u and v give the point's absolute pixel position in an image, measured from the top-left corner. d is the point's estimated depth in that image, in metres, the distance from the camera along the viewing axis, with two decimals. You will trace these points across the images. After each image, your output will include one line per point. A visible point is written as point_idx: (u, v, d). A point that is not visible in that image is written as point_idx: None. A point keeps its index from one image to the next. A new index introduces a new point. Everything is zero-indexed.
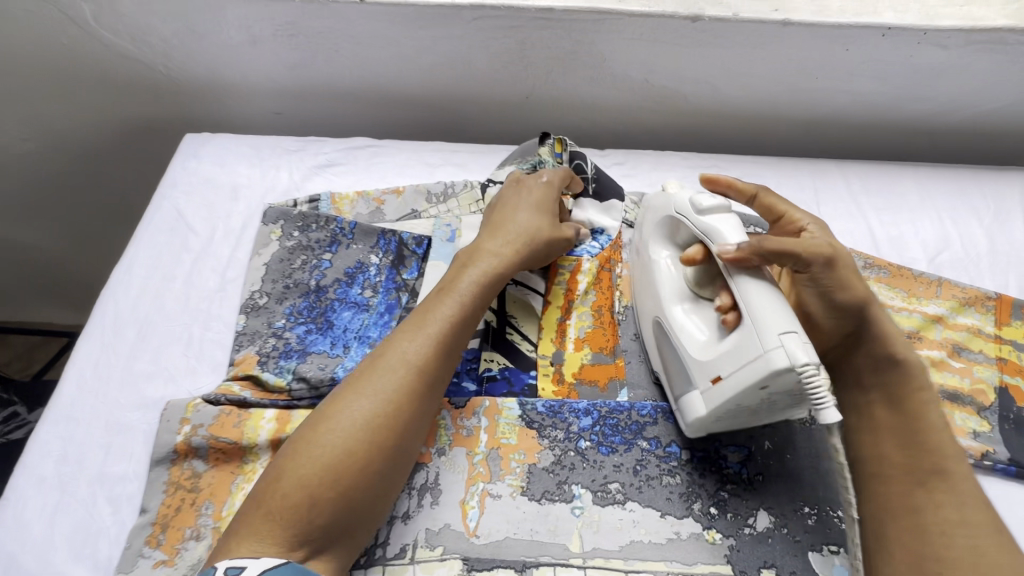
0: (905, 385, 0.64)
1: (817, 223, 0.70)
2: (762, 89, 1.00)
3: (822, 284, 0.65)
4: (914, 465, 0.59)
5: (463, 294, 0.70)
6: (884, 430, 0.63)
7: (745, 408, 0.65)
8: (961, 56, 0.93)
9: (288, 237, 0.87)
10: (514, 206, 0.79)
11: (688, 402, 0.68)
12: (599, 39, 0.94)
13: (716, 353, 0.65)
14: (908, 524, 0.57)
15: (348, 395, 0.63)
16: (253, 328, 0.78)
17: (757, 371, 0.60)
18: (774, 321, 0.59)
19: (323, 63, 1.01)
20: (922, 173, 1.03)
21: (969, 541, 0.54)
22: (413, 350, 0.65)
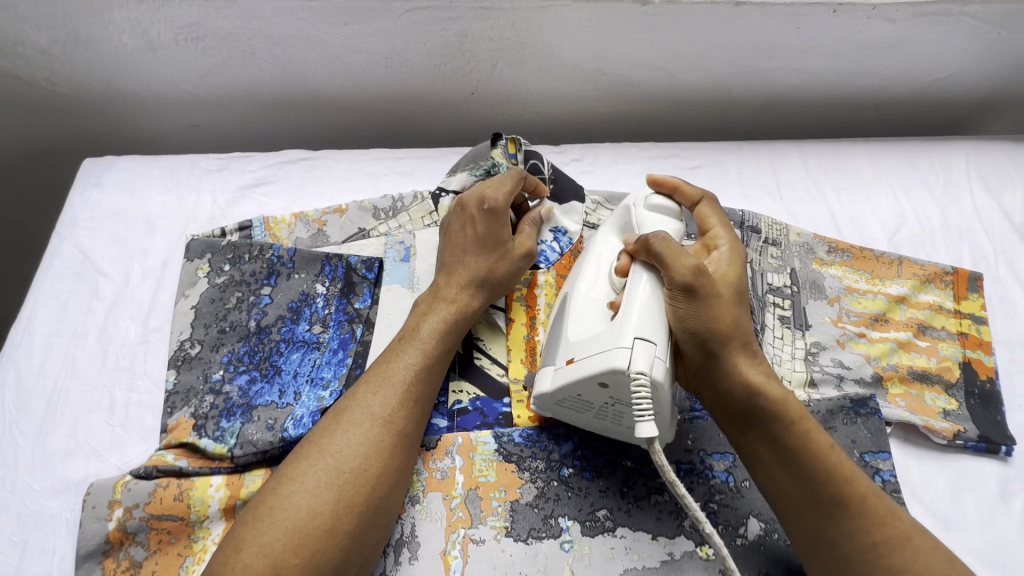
0: (779, 419, 0.60)
1: (733, 248, 0.68)
2: (715, 72, 0.96)
3: (687, 309, 0.61)
4: (812, 498, 0.58)
5: (427, 342, 0.66)
6: (773, 465, 0.60)
7: (586, 401, 0.63)
8: (908, 29, 0.91)
9: (218, 273, 0.77)
10: (461, 245, 0.72)
11: (542, 377, 0.66)
12: (543, 28, 0.87)
13: (583, 336, 0.63)
14: (830, 557, 0.57)
15: (311, 454, 0.59)
16: (187, 384, 0.70)
17: (600, 365, 0.59)
18: (639, 325, 0.59)
19: (238, 68, 0.90)
20: (875, 149, 1.02)
21: (885, 563, 0.55)
22: (378, 403, 0.62)
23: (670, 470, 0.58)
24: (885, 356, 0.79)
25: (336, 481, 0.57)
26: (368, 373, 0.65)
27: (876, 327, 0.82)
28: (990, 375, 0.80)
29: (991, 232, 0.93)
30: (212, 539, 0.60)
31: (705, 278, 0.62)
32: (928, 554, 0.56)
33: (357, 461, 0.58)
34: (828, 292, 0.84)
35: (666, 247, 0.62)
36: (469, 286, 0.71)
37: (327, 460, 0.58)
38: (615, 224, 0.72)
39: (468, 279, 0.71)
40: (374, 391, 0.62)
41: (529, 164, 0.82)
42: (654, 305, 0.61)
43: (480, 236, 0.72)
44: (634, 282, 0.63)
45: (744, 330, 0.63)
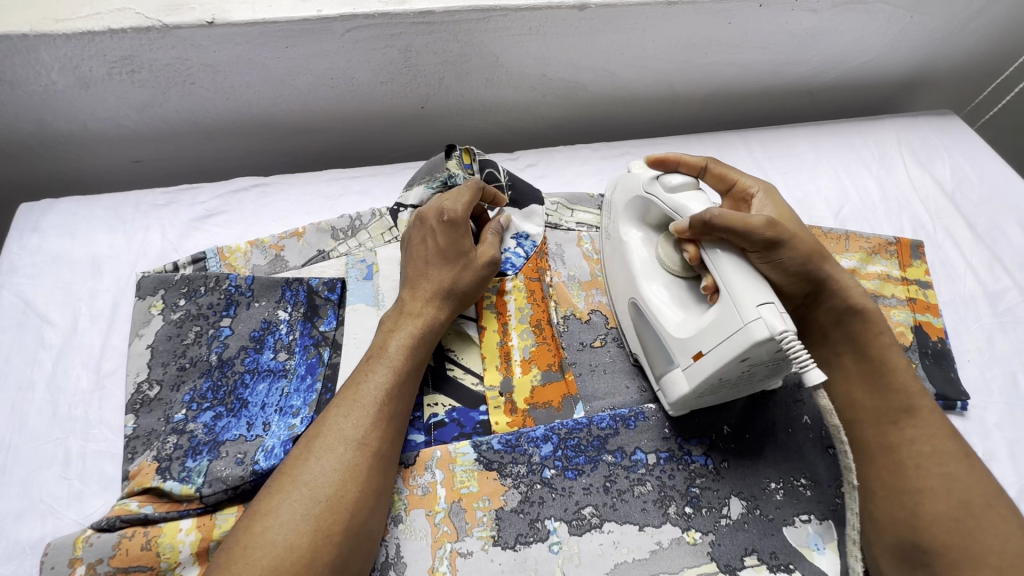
0: (865, 329, 0.66)
1: (766, 188, 0.73)
2: (656, 70, 0.99)
3: (779, 255, 0.62)
4: (887, 408, 0.64)
5: (394, 359, 0.66)
6: (857, 379, 0.66)
7: (726, 381, 0.62)
8: (831, 18, 0.96)
9: (173, 308, 0.74)
10: (423, 259, 0.72)
11: (673, 381, 0.66)
12: (486, 39, 0.88)
13: (698, 329, 0.63)
14: (888, 463, 0.62)
15: (285, 485, 0.57)
16: (148, 428, 0.67)
17: (737, 345, 0.57)
18: (753, 294, 0.58)
19: (178, 99, 0.88)
20: (812, 132, 1.07)
21: (939, 470, 0.60)
22: (350, 426, 0.60)
23: (832, 414, 0.60)
24: None
25: (314, 511, 0.56)
26: (337, 397, 0.63)
27: None
28: (940, 335, 0.84)
29: (927, 201, 0.99)
30: None
31: (782, 228, 0.61)
32: (978, 474, 0.60)
33: (334, 487, 0.57)
34: None
35: (732, 220, 0.60)
36: (434, 298, 0.70)
37: (303, 489, 0.57)
38: (635, 216, 0.74)
39: (433, 292, 0.70)
40: (344, 415, 0.61)
41: (486, 173, 0.82)
42: (752, 275, 0.60)
43: (440, 247, 0.72)
44: (714, 265, 0.62)
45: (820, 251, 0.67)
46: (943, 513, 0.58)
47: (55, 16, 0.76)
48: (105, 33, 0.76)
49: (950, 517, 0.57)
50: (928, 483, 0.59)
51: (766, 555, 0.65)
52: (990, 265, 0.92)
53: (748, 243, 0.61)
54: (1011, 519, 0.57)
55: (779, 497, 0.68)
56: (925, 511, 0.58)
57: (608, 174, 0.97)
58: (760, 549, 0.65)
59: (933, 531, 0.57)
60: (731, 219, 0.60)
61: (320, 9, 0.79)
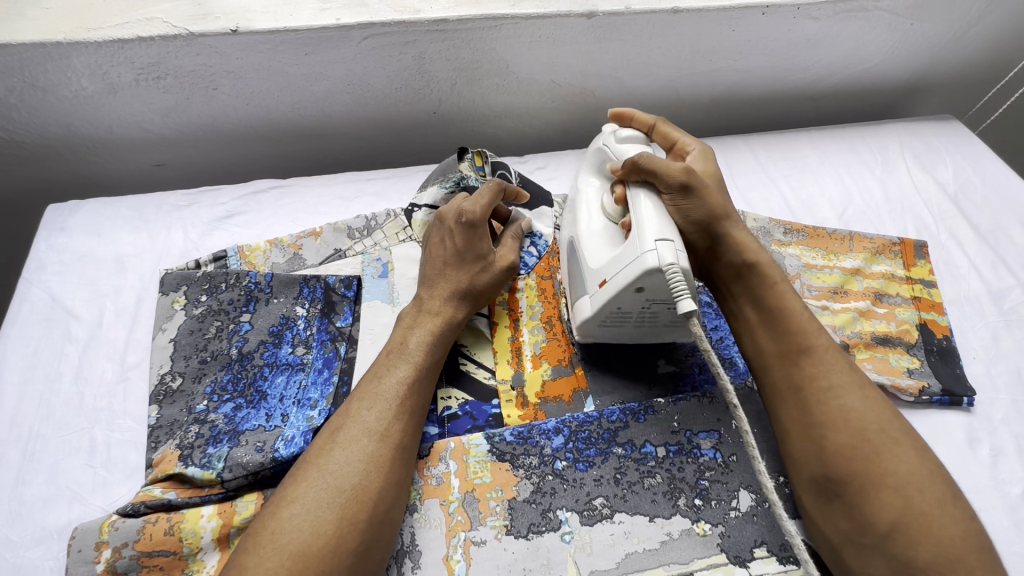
0: (765, 278, 0.68)
1: (703, 150, 0.75)
2: (662, 76, 1.02)
3: (687, 203, 0.68)
4: (786, 347, 0.65)
5: (415, 356, 0.67)
6: (756, 325, 0.67)
7: (625, 311, 0.68)
8: (832, 25, 0.98)
9: (195, 304, 0.77)
10: (441, 260, 0.74)
11: (580, 307, 0.71)
12: (497, 46, 0.91)
13: (606, 260, 0.68)
14: (796, 401, 0.63)
15: (309, 475, 0.59)
16: (171, 417, 0.69)
17: (633, 272, 0.62)
18: (655, 228, 0.62)
19: (201, 104, 0.91)
20: (816, 136, 1.09)
21: (840, 403, 0.61)
22: (374, 418, 0.62)
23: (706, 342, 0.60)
24: (849, 324, 0.84)
25: (341, 500, 0.57)
26: (358, 391, 0.65)
27: (837, 299, 0.87)
28: (945, 333, 0.85)
29: (929, 203, 1.01)
30: (208, 571, 0.59)
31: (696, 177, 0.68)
32: (877, 403, 0.61)
33: (359, 478, 0.58)
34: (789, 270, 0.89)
35: (655, 161, 0.67)
36: (452, 297, 0.72)
37: (329, 477, 0.58)
38: (594, 167, 0.79)
39: (452, 291, 0.72)
40: (368, 407, 0.63)
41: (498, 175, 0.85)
42: (662, 212, 0.65)
43: (458, 248, 0.73)
44: (634, 200, 0.67)
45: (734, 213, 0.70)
46: (847, 443, 0.59)
47: (87, 25, 0.80)
48: (134, 41, 0.80)
49: (851, 446, 0.58)
50: (829, 415, 0.60)
51: (776, 548, 0.65)
52: (993, 265, 0.93)
53: (663, 185, 0.67)
54: (906, 441, 0.59)
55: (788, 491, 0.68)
56: (830, 443, 0.59)
57: None
58: (769, 541, 0.65)
59: (839, 463, 0.58)
60: (650, 161, 0.67)
61: (339, 18, 0.83)
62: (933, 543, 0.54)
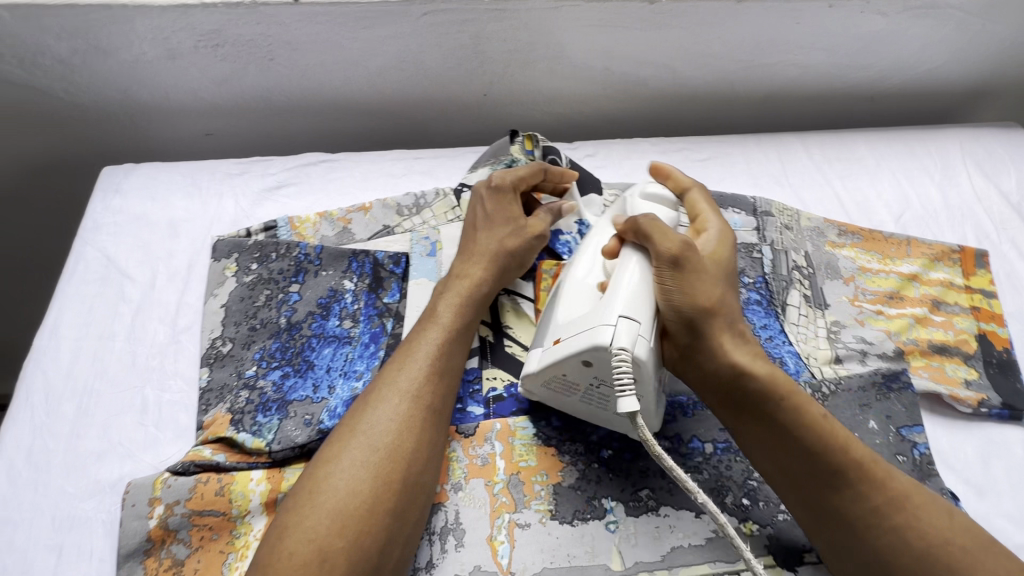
0: (769, 394, 0.59)
1: (721, 233, 0.69)
2: (718, 68, 1.00)
3: (672, 286, 0.61)
4: (811, 468, 0.58)
5: (445, 317, 0.67)
6: (771, 441, 0.59)
7: (570, 381, 0.64)
8: (897, 23, 0.95)
9: (246, 271, 0.77)
10: (472, 227, 0.75)
11: (530, 359, 0.68)
12: (554, 29, 0.90)
13: (571, 319, 0.65)
14: (838, 527, 0.57)
15: (347, 435, 0.59)
16: (221, 382, 0.69)
17: (585, 340, 0.60)
18: (626, 308, 0.60)
19: (256, 74, 0.91)
20: (873, 138, 1.06)
21: (892, 522, 0.56)
22: (404, 379, 0.62)
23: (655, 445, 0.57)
24: (905, 331, 0.82)
25: (374, 460, 0.57)
26: (393, 354, 0.65)
27: (893, 304, 0.84)
28: (1005, 345, 0.82)
29: (991, 212, 0.97)
30: (255, 535, 0.59)
31: (691, 258, 0.62)
32: (927, 504, 0.57)
33: (391, 438, 0.58)
34: (843, 272, 0.87)
35: (655, 227, 0.63)
36: (476, 258, 0.72)
37: (361, 437, 0.58)
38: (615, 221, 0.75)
39: (477, 254, 0.72)
40: (400, 368, 0.62)
41: (547, 159, 0.87)
42: (642, 295, 0.61)
43: (489, 213, 0.74)
44: (622, 262, 0.64)
45: (733, 311, 0.63)
46: (912, 563, 0.55)
47: None
48: (199, 6, 0.81)
49: (918, 566, 0.54)
50: (884, 539, 0.56)
51: None
52: None
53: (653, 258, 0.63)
54: (969, 541, 0.55)
55: None
56: (894, 566, 0.55)
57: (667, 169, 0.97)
58: None
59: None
60: (651, 224, 0.64)
61: None
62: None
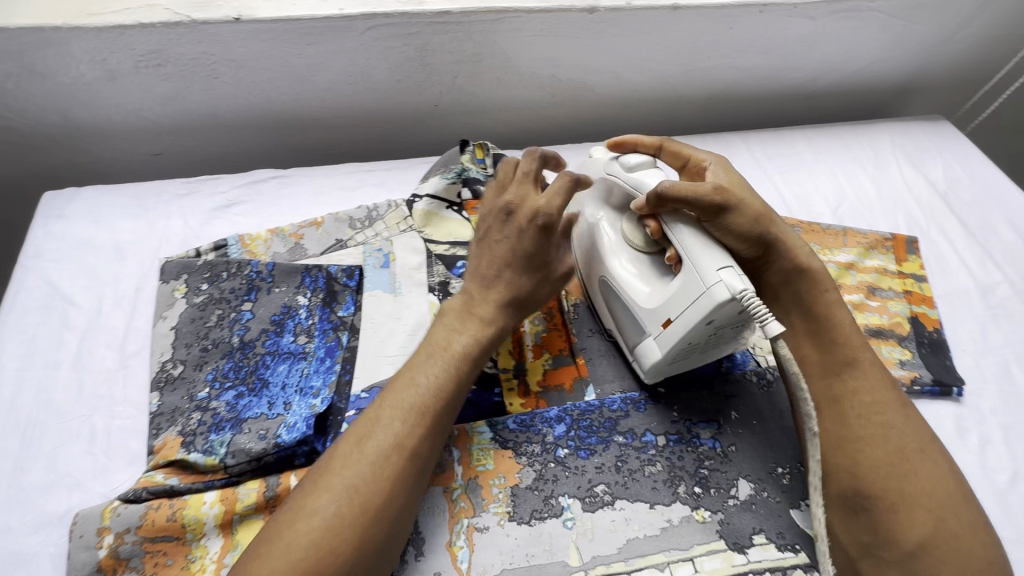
0: (813, 286, 0.70)
1: (721, 162, 0.76)
2: (660, 72, 1.03)
3: (727, 219, 0.67)
4: (831, 359, 0.67)
5: (456, 363, 0.64)
6: (803, 331, 0.70)
7: (693, 345, 0.67)
8: (827, 25, 1.00)
9: (196, 292, 0.77)
10: (491, 256, 0.69)
11: (646, 350, 0.71)
12: (499, 39, 0.92)
13: (664, 298, 0.67)
14: (835, 414, 0.65)
15: (330, 486, 0.55)
16: (172, 405, 0.68)
17: (703, 308, 0.61)
18: (713, 261, 0.62)
19: (201, 93, 0.91)
20: (810, 134, 1.11)
21: (878, 420, 0.63)
22: (404, 433, 0.58)
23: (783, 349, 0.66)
24: None
25: (355, 518, 0.54)
26: (384, 398, 0.61)
27: None
28: (935, 326, 0.87)
29: (920, 200, 1.03)
30: (210, 558, 0.59)
31: (727, 193, 0.67)
32: (913, 422, 0.64)
33: (374, 490, 0.55)
34: None
35: (680, 189, 0.65)
36: (496, 297, 0.68)
37: (338, 487, 0.55)
38: (598, 198, 0.78)
39: (497, 292, 0.68)
40: (399, 417, 0.59)
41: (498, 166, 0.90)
42: (708, 243, 0.64)
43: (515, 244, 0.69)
44: (676, 235, 0.66)
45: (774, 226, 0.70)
46: (880, 459, 0.61)
47: (88, 11, 0.79)
48: (135, 27, 0.79)
49: (885, 463, 0.61)
50: (869, 430, 0.63)
51: (774, 535, 0.67)
52: (981, 260, 0.95)
53: (697, 210, 0.66)
54: (942, 463, 0.62)
55: (786, 481, 0.70)
56: (864, 458, 0.62)
57: None
58: (768, 529, 0.67)
59: (870, 477, 0.61)
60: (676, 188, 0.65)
61: (343, 8, 0.83)
62: (959, 560, 0.56)
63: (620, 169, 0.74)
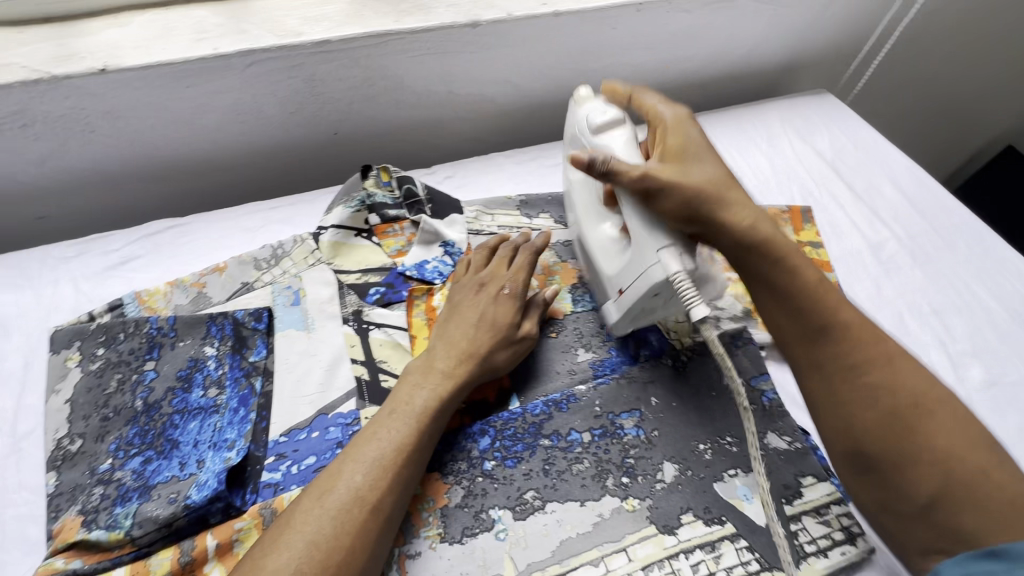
0: (767, 257, 0.62)
1: (676, 118, 0.73)
2: (555, 77, 1.06)
3: (655, 198, 0.65)
4: (804, 326, 0.61)
5: (415, 414, 0.65)
6: (772, 301, 0.63)
7: (648, 310, 0.72)
8: (704, 17, 1.05)
9: (92, 358, 0.73)
10: (457, 315, 0.76)
11: (608, 311, 0.77)
12: (387, 62, 0.92)
13: (619, 270, 0.73)
14: (822, 379, 0.60)
15: (285, 539, 0.55)
16: (73, 482, 0.65)
17: (646, 284, 0.67)
18: (656, 238, 0.66)
19: (79, 149, 0.86)
20: (707, 120, 1.16)
21: (869, 379, 0.58)
22: (361, 483, 0.59)
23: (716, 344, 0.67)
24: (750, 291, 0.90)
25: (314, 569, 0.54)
26: (350, 447, 0.63)
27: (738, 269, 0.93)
28: None
29: (812, 171, 1.09)
30: None
31: (653, 171, 0.65)
32: (907, 370, 0.58)
33: (338, 545, 0.55)
34: None
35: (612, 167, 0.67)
36: (471, 361, 0.71)
37: (306, 547, 0.55)
38: None
39: (475, 356, 0.71)
40: (355, 467, 0.60)
41: (404, 188, 0.91)
42: (651, 221, 0.66)
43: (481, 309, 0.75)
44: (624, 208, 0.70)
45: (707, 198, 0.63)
46: (877, 420, 0.57)
47: None
48: None
49: (883, 424, 0.56)
50: (859, 392, 0.58)
51: (701, 511, 0.69)
52: (871, 220, 1.02)
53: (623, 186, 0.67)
54: (942, 407, 0.57)
55: (708, 457, 0.73)
56: (860, 421, 0.57)
57: (523, 180, 1.02)
58: (695, 506, 0.69)
59: (868, 442, 0.57)
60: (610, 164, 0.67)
61: (216, 47, 0.81)
62: (981, 504, 0.51)
63: (587, 128, 0.76)
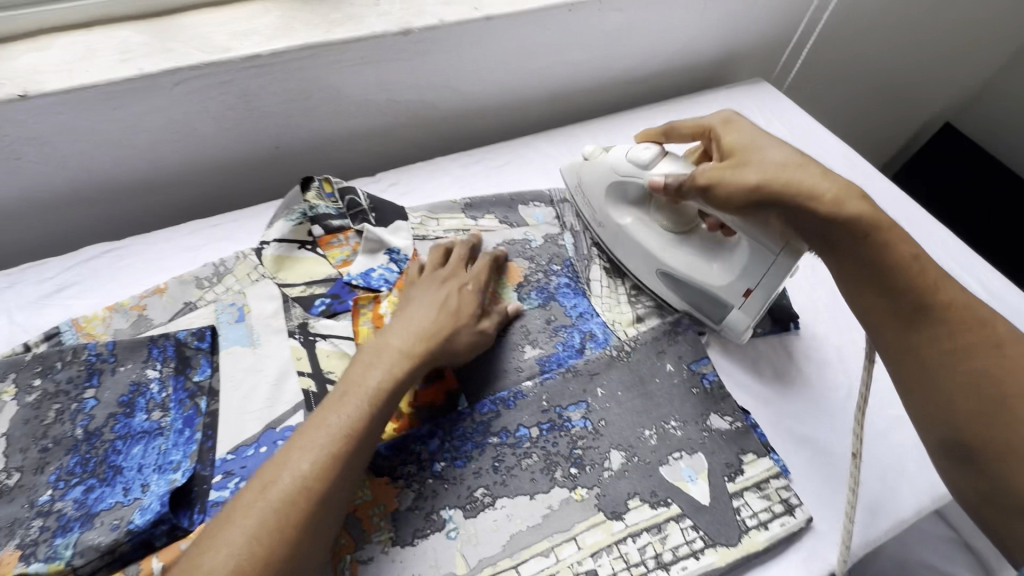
0: (854, 233, 0.63)
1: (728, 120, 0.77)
2: (494, 80, 1.07)
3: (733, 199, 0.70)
4: (896, 305, 0.62)
5: (370, 397, 0.63)
6: (860, 287, 0.65)
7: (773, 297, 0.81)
8: (637, 14, 1.07)
9: (28, 390, 0.71)
10: (417, 299, 0.76)
11: (732, 321, 0.84)
12: (322, 74, 0.92)
13: (733, 279, 0.80)
14: (909, 360, 0.62)
15: (224, 535, 0.53)
16: (7, 518, 0.63)
17: (782, 272, 0.76)
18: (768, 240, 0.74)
19: (5, 177, 0.85)
20: (648, 114, 1.19)
21: (964, 365, 0.59)
22: (307, 471, 0.57)
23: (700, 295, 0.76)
24: None
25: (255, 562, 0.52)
26: (298, 433, 0.61)
27: None
28: None
29: None
30: None
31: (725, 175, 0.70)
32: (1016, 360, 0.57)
33: (280, 536, 0.54)
34: None
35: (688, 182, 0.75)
36: (431, 342, 0.71)
37: (245, 542, 0.53)
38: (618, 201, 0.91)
39: (436, 339, 0.72)
40: (303, 454, 0.58)
41: (347, 199, 0.91)
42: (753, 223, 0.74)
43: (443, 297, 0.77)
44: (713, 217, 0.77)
45: (793, 185, 0.65)
46: (974, 409, 0.57)
47: None
48: None
49: (983, 414, 0.56)
50: (956, 374, 0.59)
51: (648, 495, 0.71)
52: None
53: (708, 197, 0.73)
54: None
55: (653, 442, 0.76)
56: (957, 409, 0.58)
57: (467, 183, 1.04)
58: (642, 491, 0.72)
59: (960, 422, 0.58)
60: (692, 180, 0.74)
61: (142, 68, 0.81)
62: None
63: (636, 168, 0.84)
